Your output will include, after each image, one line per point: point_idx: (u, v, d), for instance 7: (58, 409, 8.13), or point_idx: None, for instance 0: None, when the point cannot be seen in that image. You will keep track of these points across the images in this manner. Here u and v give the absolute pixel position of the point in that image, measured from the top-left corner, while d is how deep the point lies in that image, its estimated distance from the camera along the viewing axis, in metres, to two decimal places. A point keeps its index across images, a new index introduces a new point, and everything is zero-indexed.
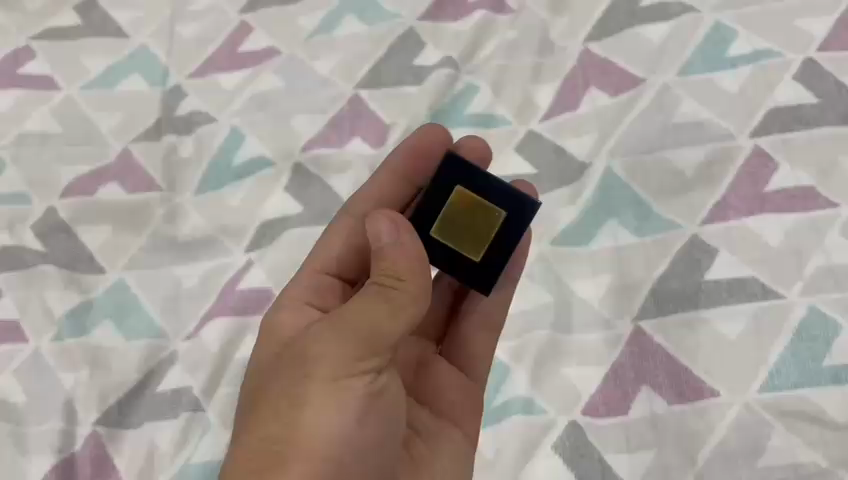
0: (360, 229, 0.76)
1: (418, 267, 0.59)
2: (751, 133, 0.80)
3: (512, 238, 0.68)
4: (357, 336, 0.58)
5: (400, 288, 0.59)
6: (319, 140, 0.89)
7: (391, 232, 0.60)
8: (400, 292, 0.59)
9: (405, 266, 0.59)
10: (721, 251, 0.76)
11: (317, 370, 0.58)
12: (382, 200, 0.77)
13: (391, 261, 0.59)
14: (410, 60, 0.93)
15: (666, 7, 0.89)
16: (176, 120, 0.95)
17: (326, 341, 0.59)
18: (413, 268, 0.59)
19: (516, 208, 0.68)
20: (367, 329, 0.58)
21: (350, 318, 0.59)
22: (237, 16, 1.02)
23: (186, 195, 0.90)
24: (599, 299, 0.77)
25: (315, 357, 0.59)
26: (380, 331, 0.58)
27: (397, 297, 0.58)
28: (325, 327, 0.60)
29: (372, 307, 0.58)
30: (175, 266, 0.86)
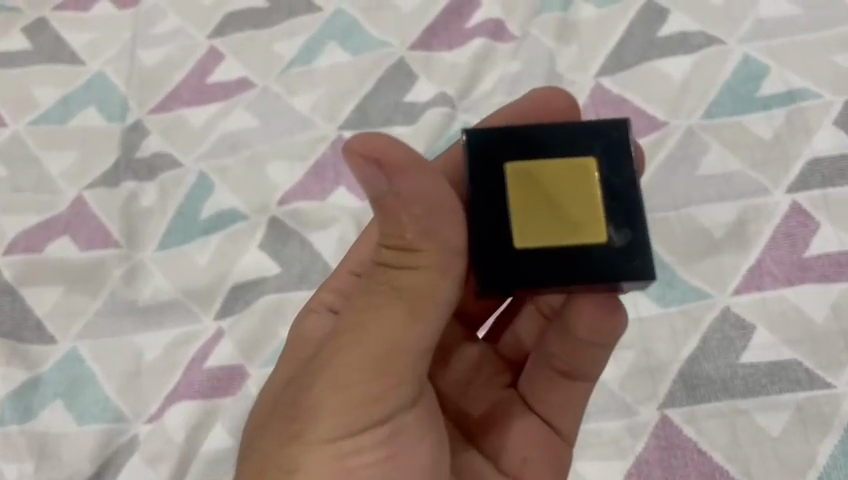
0: None
1: (431, 228, 0.47)
2: (788, 187, 0.71)
3: (598, 256, 0.50)
4: (364, 361, 0.49)
5: (413, 264, 0.49)
6: (299, 191, 0.79)
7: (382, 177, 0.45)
8: (412, 272, 0.49)
9: (414, 231, 0.47)
10: (758, 327, 0.67)
11: (317, 415, 0.50)
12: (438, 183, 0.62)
13: (394, 224, 0.48)
14: (401, 96, 0.83)
15: (687, 36, 0.79)
16: (135, 163, 0.84)
17: (324, 376, 0.50)
18: (426, 231, 0.47)
19: (620, 228, 0.50)
20: (377, 344, 0.49)
21: (354, 332, 0.50)
22: (205, 40, 0.90)
23: (148, 252, 0.79)
24: (620, 380, 0.68)
25: (311, 402, 0.50)
26: (393, 344, 0.49)
27: (407, 285, 0.49)
28: (323, 357, 0.51)
29: (377, 315, 0.50)
30: (135, 335, 0.76)
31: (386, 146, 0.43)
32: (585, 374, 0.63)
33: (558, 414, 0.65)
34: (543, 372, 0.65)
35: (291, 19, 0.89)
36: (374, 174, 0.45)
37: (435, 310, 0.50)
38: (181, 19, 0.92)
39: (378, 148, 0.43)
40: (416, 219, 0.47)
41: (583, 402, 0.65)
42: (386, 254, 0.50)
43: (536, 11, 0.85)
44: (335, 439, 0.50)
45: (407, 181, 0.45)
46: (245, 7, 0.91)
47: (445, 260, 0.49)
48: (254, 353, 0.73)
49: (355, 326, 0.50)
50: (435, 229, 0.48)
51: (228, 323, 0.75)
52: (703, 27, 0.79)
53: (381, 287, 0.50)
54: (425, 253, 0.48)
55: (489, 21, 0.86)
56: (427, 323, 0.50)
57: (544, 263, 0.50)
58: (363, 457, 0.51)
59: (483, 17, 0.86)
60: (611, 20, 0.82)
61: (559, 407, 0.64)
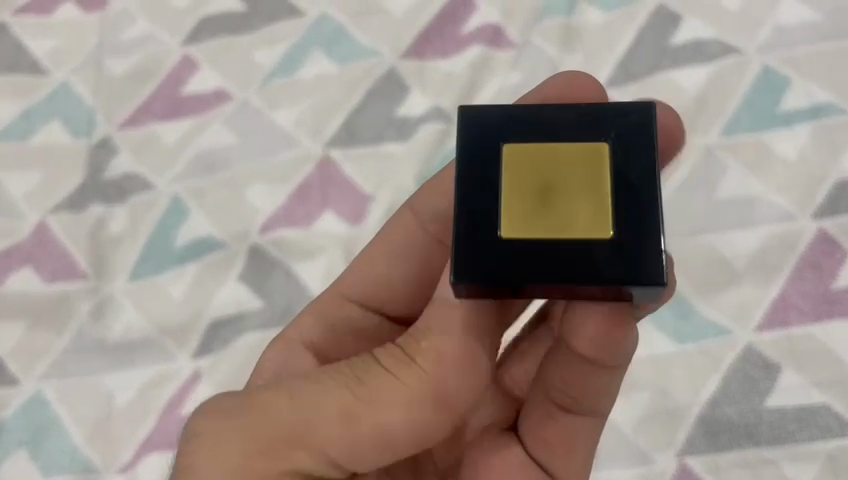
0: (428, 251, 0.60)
1: (442, 356, 0.45)
2: (815, 212, 0.65)
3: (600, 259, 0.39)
4: (289, 422, 0.45)
5: (400, 369, 0.45)
6: (282, 216, 0.72)
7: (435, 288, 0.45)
8: (391, 375, 0.45)
9: (429, 342, 0.45)
10: (785, 367, 0.62)
11: (218, 449, 0.46)
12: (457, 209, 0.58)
13: (421, 325, 0.46)
14: (392, 110, 0.76)
15: (702, 44, 0.73)
16: (104, 185, 0.77)
17: (247, 409, 0.46)
18: (433, 350, 0.45)
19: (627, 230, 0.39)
20: (308, 414, 0.45)
21: (303, 389, 0.46)
22: (178, 47, 0.83)
23: (118, 283, 0.72)
24: (634, 423, 0.62)
25: (218, 431, 0.46)
26: (323, 423, 0.45)
27: (378, 385, 0.45)
28: (256, 392, 0.47)
29: (330, 384, 0.46)
30: (106, 375, 0.69)
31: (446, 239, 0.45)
32: (590, 408, 0.52)
33: (558, 457, 0.53)
34: (540, 407, 0.53)
35: (271, 24, 0.82)
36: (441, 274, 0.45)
37: (385, 423, 0.45)
38: (152, 24, 0.85)
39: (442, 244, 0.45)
40: (433, 322, 0.45)
41: (593, 442, 0.53)
42: (390, 350, 0.47)
43: (537, 16, 0.78)
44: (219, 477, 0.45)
45: (447, 289, 0.45)
46: (222, 10, 0.84)
47: (436, 381, 0.45)
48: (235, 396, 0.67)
49: (305, 382, 0.46)
50: (434, 332, 0.45)
51: (208, 363, 0.69)
52: (719, 35, 0.73)
53: (356, 370, 0.46)
54: (420, 369, 0.45)
55: (486, 26, 0.79)
56: (366, 433, 0.45)
57: (531, 262, 0.39)
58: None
59: (480, 22, 0.80)
60: (618, 26, 0.76)
61: (560, 450, 0.53)
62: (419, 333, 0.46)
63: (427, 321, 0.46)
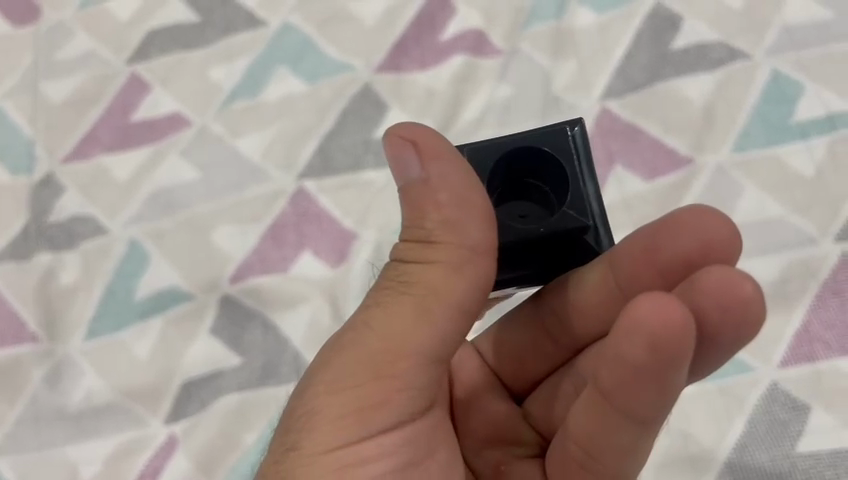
0: None
1: (453, 221, 0.41)
2: (838, 234, 0.60)
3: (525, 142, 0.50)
4: (361, 360, 0.42)
5: (424, 258, 0.41)
6: (255, 262, 0.65)
7: (413, 162, 0.41)
8: (428, 269, 0.42)
9: (436, 220, 0.41)
10: (814, 407, 0.56)
11: (315, 421, 0.42)
12: None
13: (416, 213, 0.41)
14: (369, 132, 0.69)
15: (704, 49, 0.68)
16: (49, 229, 0.68)
17: (327, 372, 0.42)
18: (443, 222, 0.41)
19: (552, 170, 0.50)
20: (378, 344, 0.42)
21: (358, 332, 0.42)
22: (124, 67, 0.75)
23: (74, 342, 0.64)
24: (656, 470, 0.57)
25: (308, 409, 0.42)
26: (392, 346, 0.42)
27: (423, 283, 0.42)
28: (322, 353, 0.44)
29: (374, 314, 0.42)
30: (68, 448, 0.61)
31: (428, 135, 0.41)
32: (613, 470, 0.43)
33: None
34: (563, 458, 0.46)
35: (229, 38, 0.75)
36: (406, 156, 0.41)
37: (446, 311, 0.42)
38: (92, 40, 0.76)
39: (415, 132, 0.41)
40: (423, 198, 0.41)
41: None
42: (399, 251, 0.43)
43: (525, 20, 0.72)
44: (334, 451, 0.41)
45: (438, 164, 0.41)
46: (171, 22, 0.76)
47: (465, 257, 0.41)
48: (215, 466, 0.59)
49: (359, 324, 0.43)
50: (430, 209, 0.41)
51: (183, 427, 0.61)
52: (724, 37, 0.68)
53: (390, 287, 0.43)
54: (446, 247, 0.41)
55: (467, 32, 0.72)
56: (440, 326, 0.42)
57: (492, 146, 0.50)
58: (376, 466, 0.42)
59: (460, 27, 0.72)
60: (613, 30, 0.70)
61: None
62: (416, 214, 0.41)
63: (417, 205, 0.41)
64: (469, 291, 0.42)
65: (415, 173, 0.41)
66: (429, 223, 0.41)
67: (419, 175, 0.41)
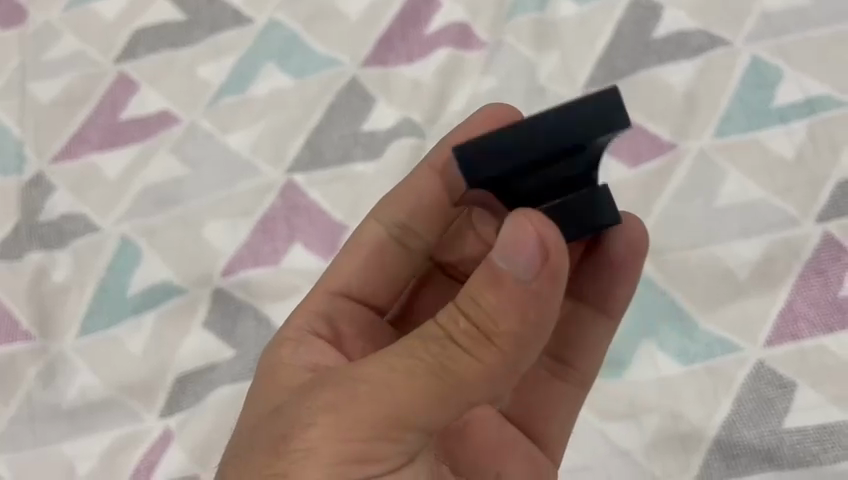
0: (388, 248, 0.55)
1: (521, 335, 0.40)
2: (819, 215, 0.61)
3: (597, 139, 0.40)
4: (376, 421, 0.40)
5: (479, 353, 0.40)
6: (246, 256, 0.66)
7: (528, 265, 0.39)
8: (476, 363, 0.40)
9: (510, 328, 0.40)
10: (801, 384, 0.57)
11: (313, 460, 0.40)
12: (423, 211, 0.53)
13: (495, 314, 0.39)
14: (356, 125, 0.70)
15: (685, 38, 0.69)
16: (40, 229, 0.69)
17: (344, 412, 0.40)
18: (516, 333, 0.40)
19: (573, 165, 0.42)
20: (395, 412, 0.40)
21: (380, 389, 0.40)
22: (113, 66, 0.75)
23: (67, 340, 0.64)
24: (646, 450, 0.58)
25: (306, 447, 0.40)
26: (406, 417, 0.40)
27: (461, 372, 0.40)
28: (333, 394, 0.41)
29: (401, 374, 0.40)
30: (63, 445, 0.62)
31: (557, 245, 0.39)
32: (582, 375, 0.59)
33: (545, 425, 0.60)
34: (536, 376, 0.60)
35: (216, 36, 0.75)
36: (527, 257, 0.39)
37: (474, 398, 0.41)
38: (80, 40, 0.77)
39: (539, 232, 0.39)
40: (509, 312, 0.39)
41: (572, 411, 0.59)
42: (454, 329, 0.40)
43: (508, 13, 0.73)
44: None
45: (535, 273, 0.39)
46: (158, 21, 0.77)
47: (516, 360, 0.41)
48: (210, 458, 0.60)
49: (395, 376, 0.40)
50: (508, 317, 0.39)
51: (177, 420, 0.61)
52: (704, 26, 0.69)
53: (429, 358, 0.40)
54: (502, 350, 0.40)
55: (452, 25, 0.73)
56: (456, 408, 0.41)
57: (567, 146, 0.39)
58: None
59: (445, 20, 0.73)
60: (596, 20, 0.71)
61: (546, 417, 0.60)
62: (498, 312, 0.39)
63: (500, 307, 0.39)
64: (493, 386, 0.41)
65: (523, 276, 0.39)
66: (507, 321, 0.40)
67: (526, 280, 0.39)
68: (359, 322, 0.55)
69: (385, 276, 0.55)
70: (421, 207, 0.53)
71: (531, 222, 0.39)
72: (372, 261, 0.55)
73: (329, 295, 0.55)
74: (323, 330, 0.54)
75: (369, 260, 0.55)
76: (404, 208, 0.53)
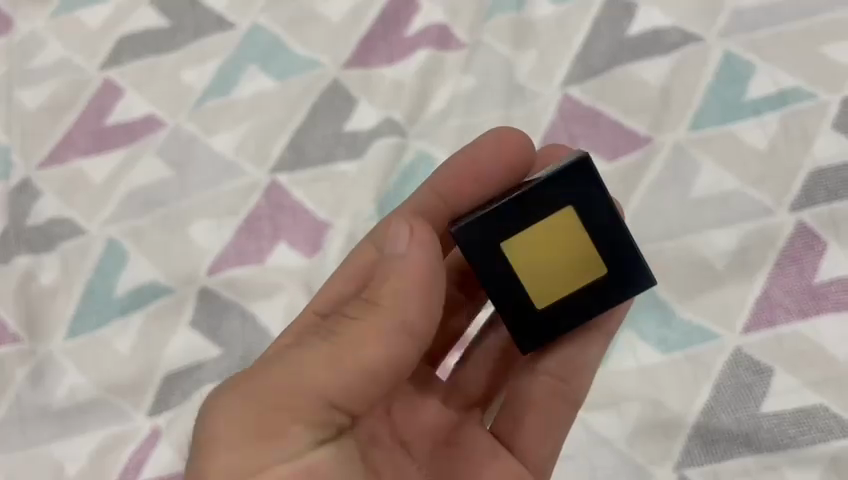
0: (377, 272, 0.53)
1: (405, 297, 0.46)
2: (793, 205, 0.62)
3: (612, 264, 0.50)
4: (273, 394, 0.44)
5: (364, 316, 0.46)
6: (231, 255, 0.67)
7: (404, 239, 0.47)
8: (362, 325, 0.45)
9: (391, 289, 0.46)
10: (777, 370, 0.58)
11: (232, 430, 0.44)
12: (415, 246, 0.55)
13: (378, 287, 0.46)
14: (339, 125, 0.71)
15: (659, 35, 0.71)
16: (27, 232, 0.69)
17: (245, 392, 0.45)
18: (399, 298, 0.46)
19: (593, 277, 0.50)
20: (310, 379, 0.44)
21: (299, 355, 0.45)
22: (97, 73, 0.76)
23: (55, 341, 0.65)
24: (628, 438, 0.59)
25: (238, 414, 0.44)
26: (308, 384, 0.44)
27: (367, 340, 0.45)
28: (267, 365, 0.46)
29: (312, 353, 0.45)
30: (52, 445, 0.62)
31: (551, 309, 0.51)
32: (574, 391, 0.57)
33: (534, 442, 0.57)
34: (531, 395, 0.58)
35: (199, 41, 0.76)
36: (401, 238, 0.47)
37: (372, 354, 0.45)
38: (64, 48, 0.78)
39: (417, 228, 0.48)
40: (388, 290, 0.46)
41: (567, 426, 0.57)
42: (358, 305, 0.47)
43: (487, 13, 0.74)
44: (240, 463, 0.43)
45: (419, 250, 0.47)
46: (141, 28, 0.78)
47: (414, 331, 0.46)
48: None
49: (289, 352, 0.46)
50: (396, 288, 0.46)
51: (166, 419, 0.62)
52: (678, 22, 0.71)
53: (343, 333, 0.45)
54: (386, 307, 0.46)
55: (431, 26, 0.74)
56: (354, 371, 0.44)
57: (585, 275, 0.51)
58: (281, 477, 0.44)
59: (425, 22, 0.75)
60: (572, 19, 0.73)
61: (535, 434, 0.57)
62: (386, 286, 0.46)
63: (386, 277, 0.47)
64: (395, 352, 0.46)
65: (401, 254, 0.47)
66: (383, 290, 0.46)
67: (405, 255, 0.47)
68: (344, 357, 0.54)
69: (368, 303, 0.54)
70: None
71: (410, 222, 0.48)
72: (359, 284, 0.53)
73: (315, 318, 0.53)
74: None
75: (357, 285, 0.54)
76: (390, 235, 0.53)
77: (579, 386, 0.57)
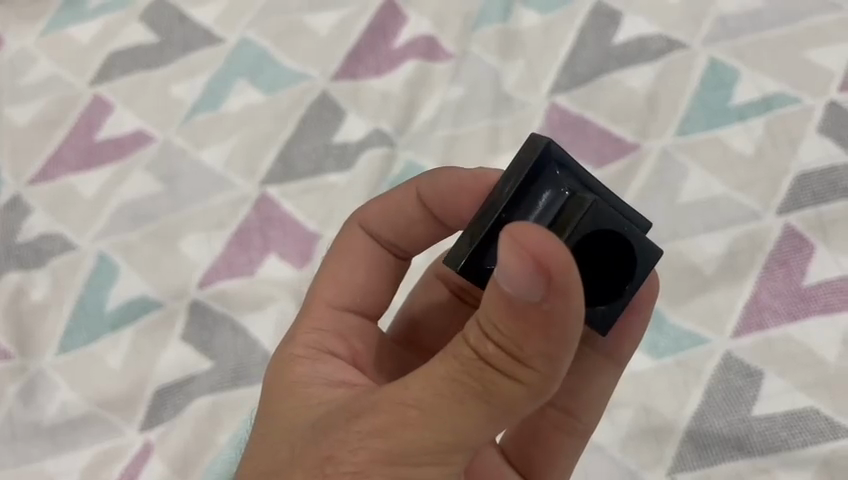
0: (375, 260, 0.54)
1: (552, 356, 0.36)
2: (780, 208, 0.63)
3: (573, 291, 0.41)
4: (400, 455, 0.38)
5: (509, 373, 0.36)
6: (222, 267, 0.67)
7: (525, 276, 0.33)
8: (510, 384, 0.37)
9: (533, 349, 0.35)
10: (768, 372, 0.58)
11: None
12: (401, 233, 0.54)
13: (513, 338, 0.35)
14: (328, 137, 0.72)
15: (645, 43, 0.72)
16: (18, 249, 0.69)
17: (377, 439, 0.38)
18: (545, 352, 0.36)
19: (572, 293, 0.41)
20: (446, 437, 0.38)
21: (427, 415, 0.38)
22: (87, 88, 0.77)
23: (46, 357, 0.65)
24: (621, 444, 0.59)
25: (355, 471, 0.38)
26: (442, 439, 0.38)
27: (504, 394, 0.37)
28: (380, 418, 0.38)
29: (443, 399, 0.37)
30: (45, 462, 0.61)
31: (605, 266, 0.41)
32: (585, 425, 0.54)
33: (545, 472, 0.55)
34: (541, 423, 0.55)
35: (188, 56, 0.77)
36: (524, 276, 0.33)
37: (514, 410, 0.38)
38: (55, 64, 0.78)
39: (539, 246, 0.33)
40: (526, 336, 0.35)
41: (576, 458, 0.54)
42: (479, 350, 0.36)
43: (474, 24, 0.75)
44: None
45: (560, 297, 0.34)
46: (131, 43, 0.78)
47: (556, 375, 0.37)
48: (191, 468, 0.60)
49: (425, 393, 0.38)
50: (530, 335, 0.35)
51: (158, 433, 0.62)
52: (663, 30, 0.72)
53: (467, 381, 0.37)
54: (536, 370, 0.36)
55: (419, 38, 0.75)
56: (489, 427, 0.38)
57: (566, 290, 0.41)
58: None
59: (413, 34, 0.75)
60: (558, 29, 0.74)
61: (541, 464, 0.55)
62: (519, 335, 0.35)
63: (520, 320, 0.35)
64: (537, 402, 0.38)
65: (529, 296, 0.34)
66: (527, 346, 0.35)
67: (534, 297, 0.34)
68: (369, 340, 0.53)
69: (375, 289, 0.54)
70: (408, 232, 0.54)
71: (522, 237, 0.33)
72: (371, 270, 0.54)
73: (332, 310, 0.52)
74: (339, 349, 0.50)
75: (362, 269, 0.54)
76: (383, 222, 0.54)
77: (588, 419, 0.54)
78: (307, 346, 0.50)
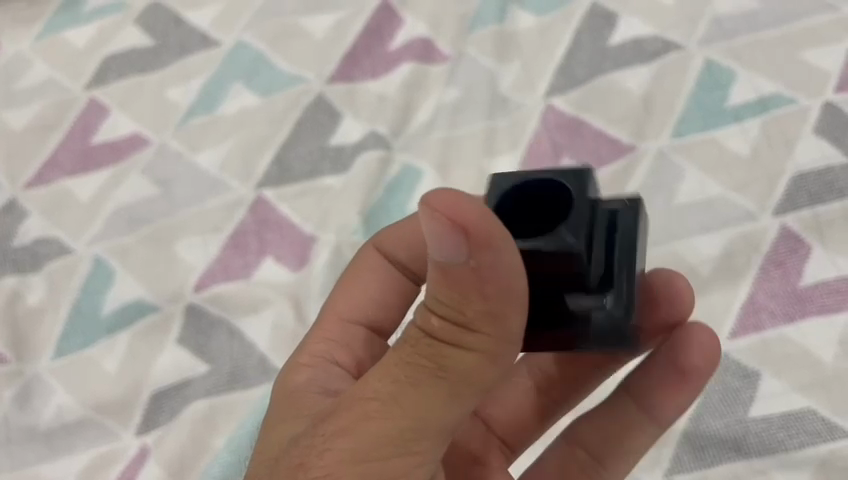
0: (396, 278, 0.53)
1: (497, 315, 0.35)
2: (776, 209, 0.63)
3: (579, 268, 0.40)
4: (366, 452, 0.37)
5: (457, 344, 0.36)
6: (217, 270, 0.67)
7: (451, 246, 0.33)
8: (461, 354, 0.36)
9: (475, 309, 0.35)
10: (765, 373, 0.58)
11: None
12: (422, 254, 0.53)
13: (455, 305, 0.35)
14: (324, 140, 0.72)
15: (641, 44, 0.72)
16: (14, 252, 0.69)
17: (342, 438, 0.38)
18: (490, 314, 0.35)
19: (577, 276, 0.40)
20: (411, 424, 0.37)
21: (386, 405, 0.37)
22: (82, 92, 0.77)
23: (42, 361, 0.65)
24: None
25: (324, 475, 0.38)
26: (408, 427, 0.37)
27: (455, 367, 0.36)
28: (344, 418, 0.38)
29: (400, 386, 0.37)
30: (40, 466, 0.61)
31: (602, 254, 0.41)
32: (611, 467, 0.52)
33: None
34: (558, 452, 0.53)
35: (184, 60, 0.77)
36: (455, 242, 0.33)
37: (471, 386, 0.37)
38: (50, 68, 0.78)
39: (456, 207, 0.32)
40: (466, 299, 0.35)
41: None
42: (428, 326, 0.36)
43: (470, 26, 0.75)
44: None
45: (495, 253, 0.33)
46: (127, 46, 0.78)
47: (507, 335, 0.36)
48: (186, 471, 0.60)
49: (387, 389, 0.38)
50: (466, 299, 0.34)
51: (154, 436, 0.61)
52: (658, 32, 0.72)
53: (419, 361, 0.37)
54: (482, 335, 0.35)
55: (415, 40, 0.75)
56: (452, 405, 0.37)
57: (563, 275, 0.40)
58: None
59: (408, 36, 0.75)
60: (553, 31, 0.74)
61: None
62: (457, 301, 0.35)
63: (457, 286, 0.34)
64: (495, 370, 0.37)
65: (458, 260, 0.33)
66: (467, 310, 0.35)
67: (464, 259, 0.33)
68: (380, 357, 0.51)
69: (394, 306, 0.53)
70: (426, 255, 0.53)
71: (437, 201, 0.32)
72: (391, 286, 0.53)
73: (343, 323, 0.52)
74: (343, 360, 0.50)
75: (382, 288, 0.53)
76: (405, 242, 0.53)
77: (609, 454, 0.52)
78: (315, 355, 0.50)
